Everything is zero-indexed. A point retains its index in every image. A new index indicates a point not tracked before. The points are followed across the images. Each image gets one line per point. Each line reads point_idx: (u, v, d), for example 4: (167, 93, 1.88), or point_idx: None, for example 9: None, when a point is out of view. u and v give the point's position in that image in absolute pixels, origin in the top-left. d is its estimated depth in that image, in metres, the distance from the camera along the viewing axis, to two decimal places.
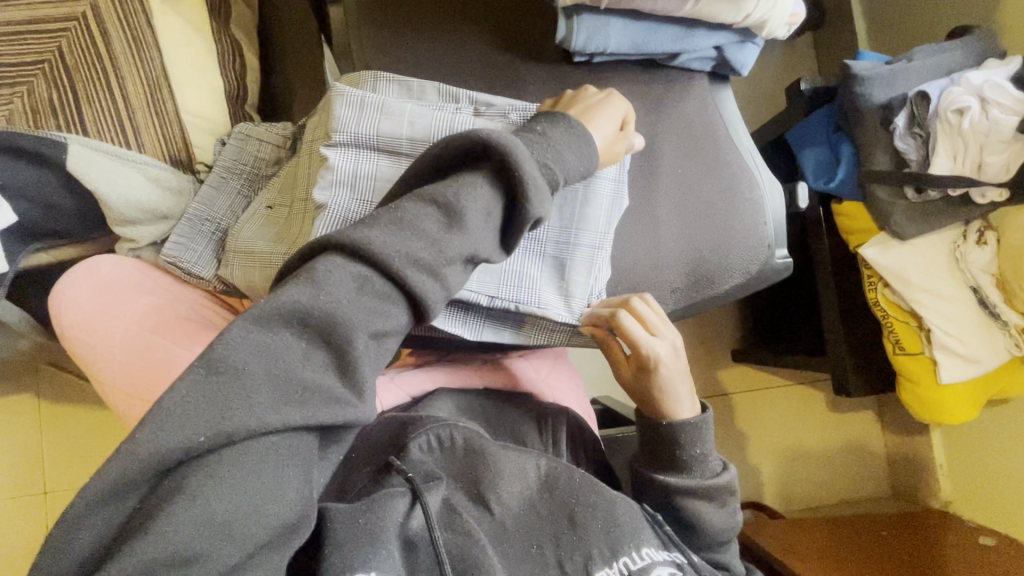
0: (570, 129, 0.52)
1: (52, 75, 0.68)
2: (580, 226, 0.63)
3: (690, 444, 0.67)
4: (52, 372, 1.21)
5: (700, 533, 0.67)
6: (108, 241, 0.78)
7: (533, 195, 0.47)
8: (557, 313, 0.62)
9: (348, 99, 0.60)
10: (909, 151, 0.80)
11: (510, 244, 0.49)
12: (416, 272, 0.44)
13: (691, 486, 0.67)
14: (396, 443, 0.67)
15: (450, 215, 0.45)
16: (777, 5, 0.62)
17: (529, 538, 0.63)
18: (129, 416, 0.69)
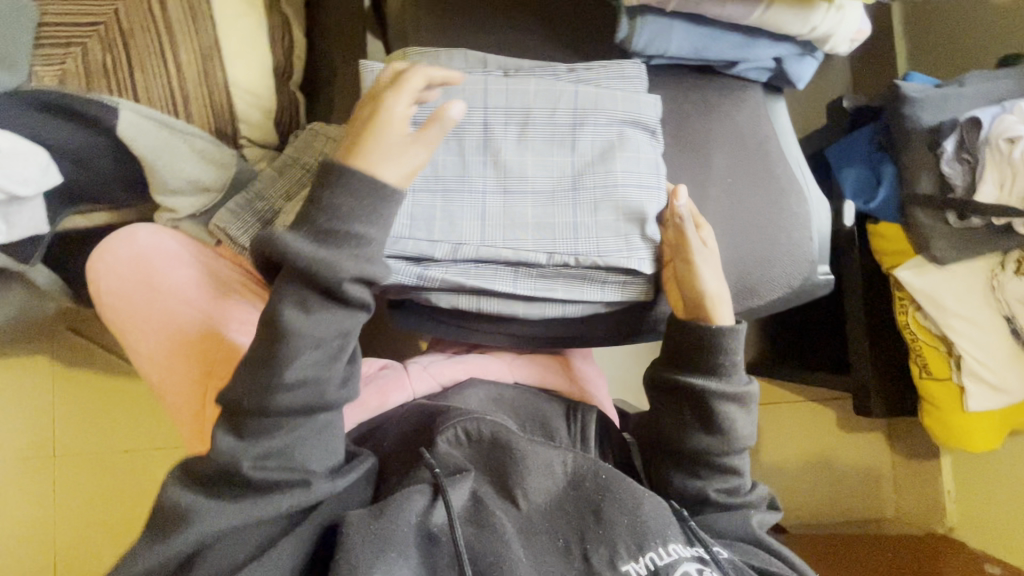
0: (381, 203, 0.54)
1: (107, 38, 0.67)
2: (632, 171, 0.63)
3: (721, 348, 0.65)
4: (72, 341, 1.21)
5: (726, 436, 0.66)
6: (148, 210, 0.78)
7: (336, 269, 0.53)
8: (621, 257, 0.62)
9: (376, 75, 0.62)
10: (954, 176, 0.80)
11: (355, 303, 0.56)
12: (280, 385, 0.55)
13: (719, 388, 0.66)
14: (426, 437, 0.67)
15: (280, 330, 0.54)
16: (843, 21, 0.62)
17: (555, 531, 0.62)
18: (161, 387, 0.70)
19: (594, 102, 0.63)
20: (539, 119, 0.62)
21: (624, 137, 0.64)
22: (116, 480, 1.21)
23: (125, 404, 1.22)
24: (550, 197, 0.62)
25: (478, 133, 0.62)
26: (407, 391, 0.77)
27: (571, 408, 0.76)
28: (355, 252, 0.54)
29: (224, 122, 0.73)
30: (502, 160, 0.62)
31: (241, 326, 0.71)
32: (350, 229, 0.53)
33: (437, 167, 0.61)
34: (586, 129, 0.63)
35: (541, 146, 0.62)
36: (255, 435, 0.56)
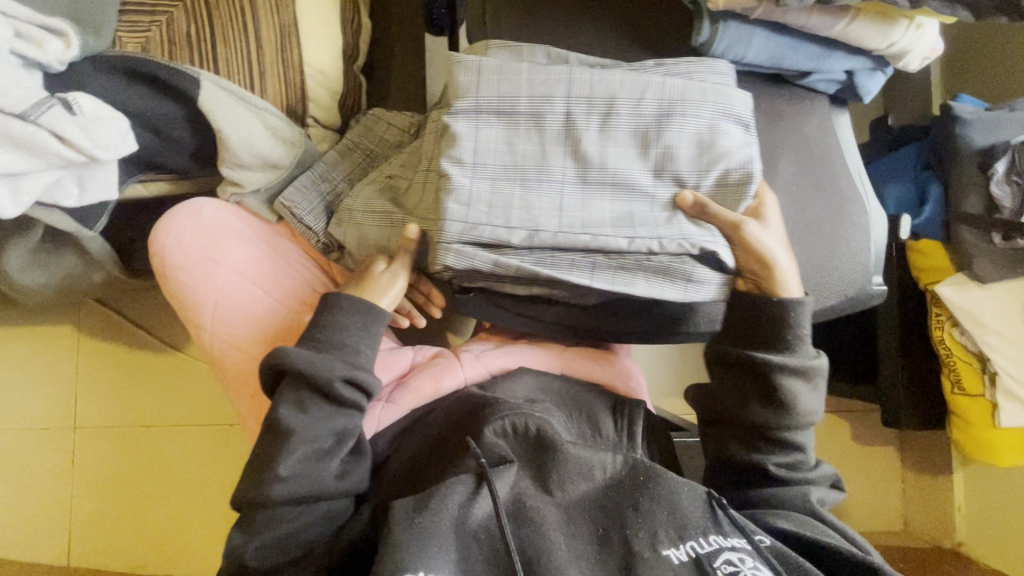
0: (368, 324, 0.66)
1: (193, 9, 0.67)
2: (720, 164, 0.59)
3: (789, 321, 0.65)
4: (99, 311, 1.18)
5: (790, 410, 0.66)
6: (209, 183, 0.77)
7: (328, 368, 0.62)
8: (705, 242, 0.60)
9: (463, 65, 0.60)
10: (1004, 198, 0.81)
11: (348, 404, 0.63)
12: (278, 479, 0.60)
13: (785, 363, 0.65)
14: (473, 427, 0.68)
15: (280, 431, 0.61)
16: (921, 38, 0.63)
17: (595, 522, 0.62)
18: (221, 362, 0.72)
19: (682, 95, 0.60)
20: (624, 109, 0.59)
21: (716, 130, 0.60)
22: (135, 456, 1.18)
23: (142, 377, 1.18)
24: (629, 189, 0.60)
25: (559, 123, 0.59)
26: (458, 378, 0.78)
27: (617, 405, 0.76)
28: (347, 357, 0.64)
29: (295, 100, 0.72)
30: (582, 151, 0.59)
31: (300, 307, 0.73)
32: (344, 342, 0.64)
33: (517, 157, 0.59)
34: (672, 122, 0.59)
35: (625, 137, 0.59)
36: (261, 528, 0.61)
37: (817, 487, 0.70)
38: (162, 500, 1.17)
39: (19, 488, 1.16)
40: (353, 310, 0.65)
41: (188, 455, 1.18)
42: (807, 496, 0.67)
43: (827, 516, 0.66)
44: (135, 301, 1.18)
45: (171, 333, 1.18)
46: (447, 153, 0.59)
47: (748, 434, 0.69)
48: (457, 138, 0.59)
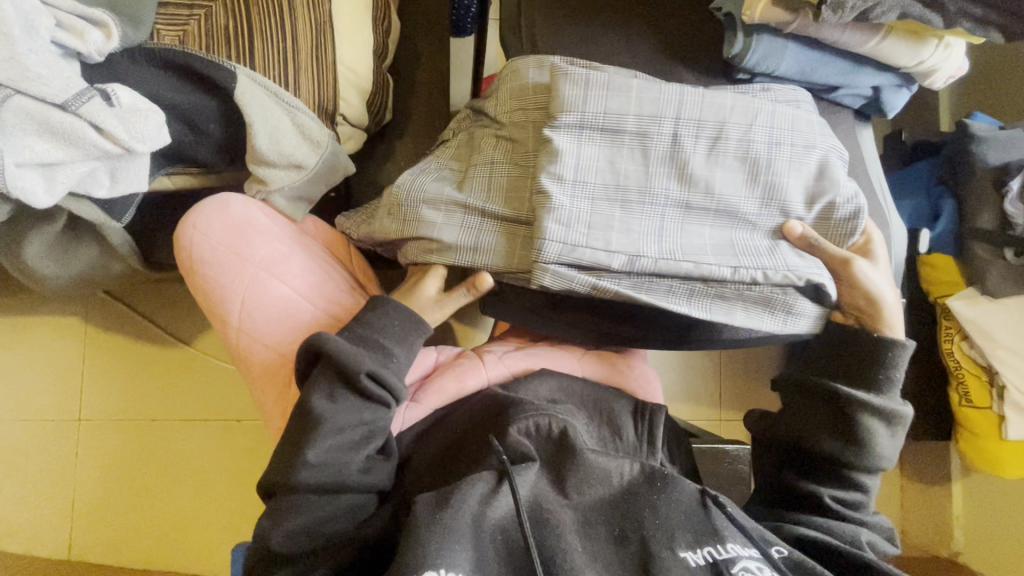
0: (402, 327, 0.68)
1: (231, 4, 0.67)
2: (826, 198, 0.61)
3: (882, 361, 0.67)
4: (109, 304, 1.17)
5: (866, 449, 0.66)
6: (235, 178, 0.77)
7: (358, 358, 0.64)
8: (814, 274, 0.61)
9: (570, 78, 0.61)
10: (1018, 215, 0.82)
11: (371, 396, 0.65)
12: (309, 465, 0.62)
13: (870, 400, 0.66)
14: (497, 426, 0.68)
15: (311, 418, 0.63)
16: (949, 56, 0.65)
17: (612, 523, 0.61)
18: (247, 358, 0.72)
19: (791, 126, 0.62)
20: (730, 137, 0.61)
21: (824, 165, 0.62)
22: (141, 448, 1.17)
23: (150, 370, 1.17)
24: (732, 216, 0.62)
25: (666, 144, 0.61)
26: (481, 379, 0.78)
27: (639, 405, 0.76)
28: (378, 357, 0.66)
29: (328, 98, 0.72)
30: (688, 174, 0.61)
31: (326, 306, 0.73)
32: (379, 340, 0.66)
33: (619, 175, 0.61)
34: (782, 151, 0.61)
35: (731, 163, 0.61)
36: (288, 514, 0.61)
37: (872, 534, 0.67)
38: (168, 493, 1.16)
39: (22, 479, 1.15)
40: (393, 315, 0.68)
41: (196, 449, 1.17)
42: (860, 539, 0.65)
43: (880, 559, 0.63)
44: (147, 295, 1.17)
45: (183, 328, 1.17)
46: (548, 168, 0.60)
47: (813, 467, 0.69)
48: (560, 153, 0.60)
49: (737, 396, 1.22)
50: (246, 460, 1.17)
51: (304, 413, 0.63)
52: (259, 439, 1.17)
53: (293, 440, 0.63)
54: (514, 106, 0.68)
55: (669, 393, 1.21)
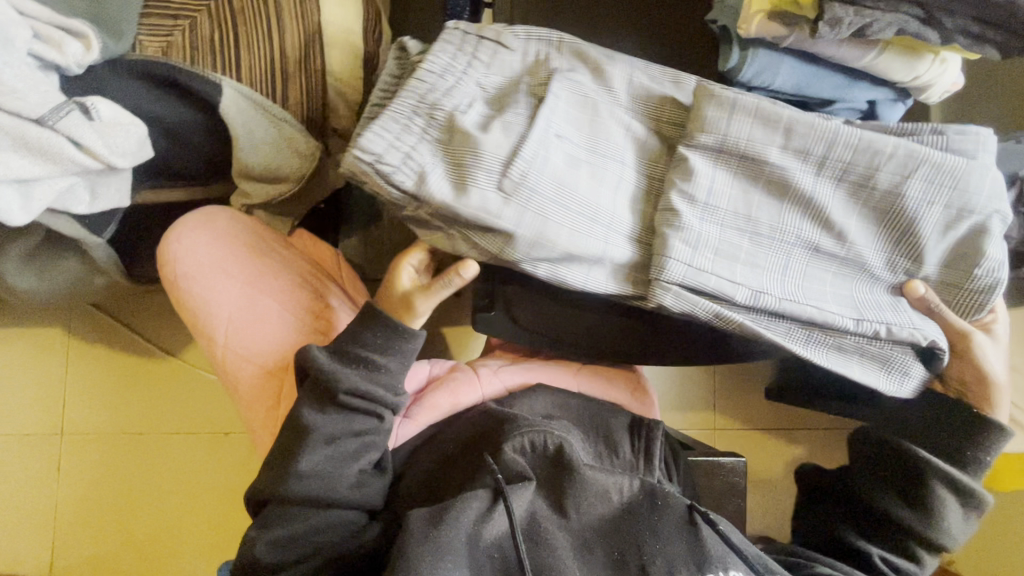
0: (390, 334, 0.65)
1: (216, 14, 0.66)
2: (965, 263, 0.60)
3: (976, 440, 0.66)
4: (94, 315, 1.14)
5: (933, 519, 0.65)
6: (222, 189, 0.75)
7: (339, 374, 0.63)
8: (936, 338, 0.61)
9: (716, 100, 0.59)
10: (1012, 229, 0.82)
11: (357, 409, 0.64)
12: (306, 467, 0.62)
13: (949, 471, 0.65)
14: (491, 443, 0.66)
15: (302, 429, 0.63)
16: (945, 72, 0.64)
17: (610, 546, 0.60)
18: (232, 376, 0.70)
19: (953, 181, 0.58)
20: (883, 182, 0.59)
21: (979, 230, 0.59)
22: (125, 462, 1.14)
23: (136, 384, 1.14)
24: (858, 269, 0.62)
25: (809, 184, 0.60)
26: (475, 395, 0.76)
27: (635, 421, 0.74)
28: (363, 370, 0.64)
29: (316, 110, 0.71)
30: (824, 217, 0.61)
31: (313, 320, 0.72)
32: (363, 353, 0.64)
33: (752, 209, 0.61)
34: (933, 211, 0.59)
35: (869, 210, 0.61)
36: (277, 522, 0.61)
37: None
38: (153, 508, 1.14)
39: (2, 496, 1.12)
40: (378, 329, 0.65)
41: (184, 463, 1.14)
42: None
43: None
44: (134, 306, 1.14)
45: (171, 340, 1.15)
46: (681, 187, 0.60)
47: (873, 526, 0.69)
48: (694, 173, 0.60)
49: (730, 405, 1.22)
50: (234, 474, 1.15)
51: (298, 425, 0.63)
52: (248, 452, 1.15)
53: (285, 452, 0.63)
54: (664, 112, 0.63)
55: (663, 403, 1.20)
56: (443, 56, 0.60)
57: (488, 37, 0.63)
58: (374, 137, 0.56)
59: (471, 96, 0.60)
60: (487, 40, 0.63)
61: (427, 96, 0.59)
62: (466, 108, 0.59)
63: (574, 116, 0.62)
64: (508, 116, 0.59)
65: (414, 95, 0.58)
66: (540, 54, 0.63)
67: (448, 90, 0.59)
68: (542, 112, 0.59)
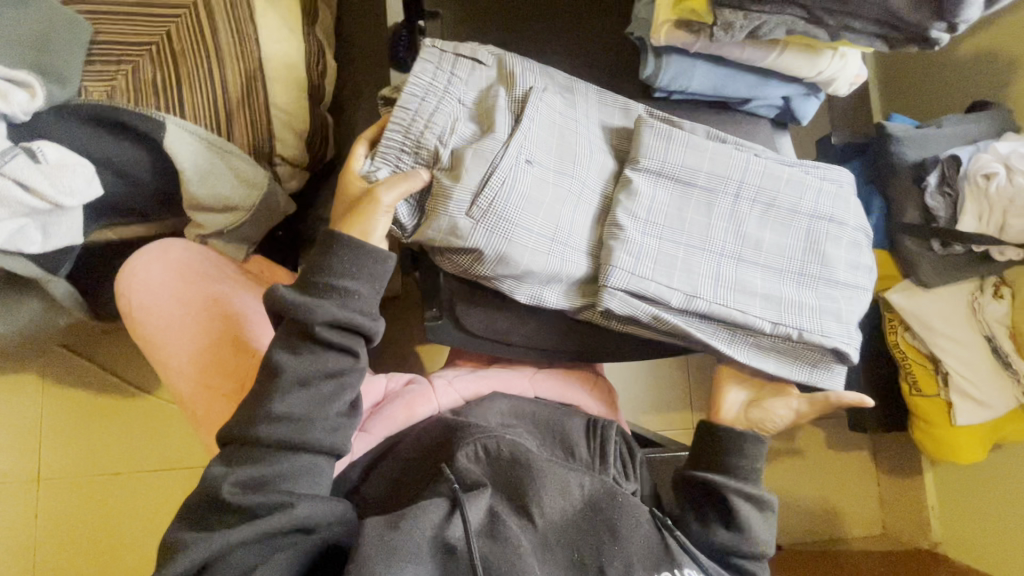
0: (359, 254, 0.60)
1: (157, 57, 0.69)
2: (856, 267, 0.69)
3: (739, 448, 0.70)
4: (65, 357, 1.15)
5: (745, 531, 0.66)
6: (176, 222, 0.78)
7: (312, 304, 0.59)
8: (843, 343, 0.66)
9: (654, 130, 0.66)
10: (938, 208, 0.88)
11: (336, 342, 0.60)
12: (281, 404, 0.59)
13: (736, 484, 0.68)
14: (446, 453, 0.67)
15: (274, 367, 0.60)
16: (847, 66, 0.69)
17: (571, 545, 0.61)
18: (189, 403, 0.71)
19: (831, 198, 0.70)
20: (783, 204, 0.68)
21: (857, 239, 0.70)
22: (101, 503, 1.13)
23: (114, 422, 1.15)
24: (778, 273, 0.67)
25: (728, 203, 0.67)
26: (431, 407, 0.77)
27: (591, 422, 0.75)
28: (337, 300, 0.60)
29: (261, 140, 0.74)
30: (743, 231, 0.67)
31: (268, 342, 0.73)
32: (333, 281, 0.60)
33: (686, 221, 0.66)
34: (823, 224, 0.69)
35: (779, 223, 0.68)
36: (246, 463, 0.58)
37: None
38: (132, 545, 1.13)
39: None
40: (347, 256, 0.60)
41: (162, 499, 1.14)
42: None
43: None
44: (106, 345, 1.16)
45: (144, 377, 1.16)
46: (623, 204, 0.64)
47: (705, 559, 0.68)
48: (637, 191, 0.64)
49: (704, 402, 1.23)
50: None
51: (268, 365, 0.60)
52: None
53: (252, 403, 0.60)
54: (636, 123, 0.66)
55: (636, 406, 1.21)
56: (424, 76, 0.61)
57: (463, 56, 0.64)
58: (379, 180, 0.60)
59: (453, 117, 0.61)
60: (465, 57, 0.64)
61: (412, 130, 0.60)
62: (450, 135, 0.60)
63: (513, 124, 0.63)
64: (488, 141, 0.60)
65: (400, 128, 0.60)
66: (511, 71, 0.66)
67: (432, 116, 0.60)
68: (514, 135, 0.61)
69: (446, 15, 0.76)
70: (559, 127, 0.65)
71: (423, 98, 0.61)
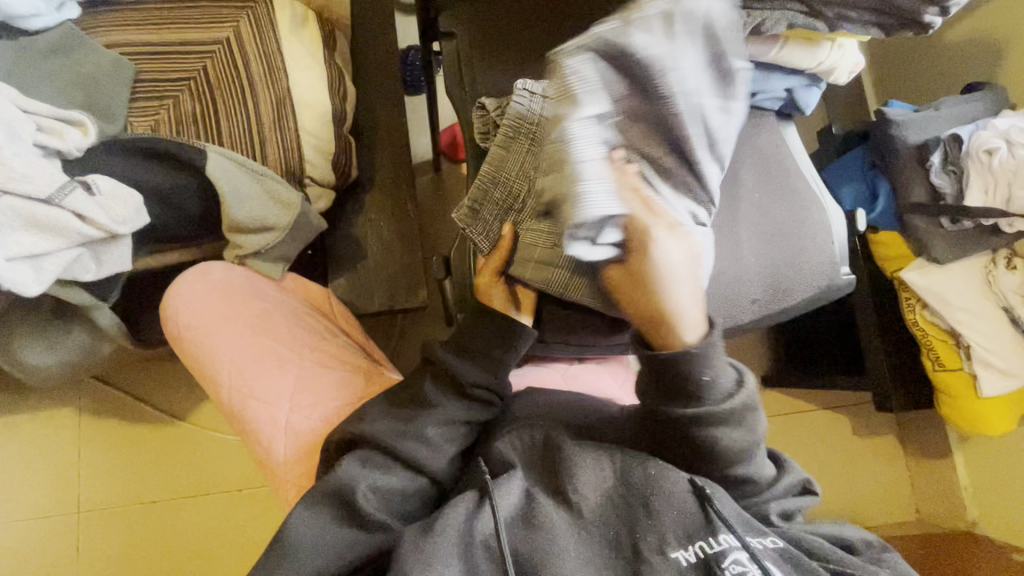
0: (501, 329, 0.68)
1: (195, 90, 0.74)
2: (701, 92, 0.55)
3: (691, 373, 0.56)
4: (98, 390, 1.13)
5: (723, 458, 0.60)
6: (215, 247, 0.82)
7: (462, 370, 0.68)
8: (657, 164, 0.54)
9: None
10: (944, 186, 0.91)
11: (483, 401, 0.69)
12: (416, 428, 0.65)
13: (700, 417, 0.58)
14: (485, 446, 0.68)
15: (422, 403, 0.67)
16: (845, 55, 0.73)
17: (607, 525, 0.57)
18: (237, 417, 0.72)
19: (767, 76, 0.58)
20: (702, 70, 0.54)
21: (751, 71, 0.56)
22: (139, 534, 1.10)
23: (144, 452, 1.13)
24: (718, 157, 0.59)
25: None
26: None
27: None
28: (480, 364, 0.68)
29: (293, 163, 0.78)
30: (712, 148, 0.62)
31: (313, 352, 0.76)
32: (479, 348, 0.69)
33: None
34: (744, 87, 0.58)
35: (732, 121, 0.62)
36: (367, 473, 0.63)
37: (781, 500, 0.64)
38: None
39: None
40: (491, 325, 0.69)
41: (200, 527, 1.12)
42: (766, 517, 0.62)
43: (812, 543, 0.59)
44: (134, 374, 1.14)
45: (177, 404, 1.15)
46: None
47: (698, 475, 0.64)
48: None
49: None
50: (253, 531, 1.12)
51: (417, 401, 0.68)
52: (260, 509, 1.13)
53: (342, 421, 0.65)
54: None
55: None
56: (516, 115, 0.68)
57: (552, 87, 0.69)
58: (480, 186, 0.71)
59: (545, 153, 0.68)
60: (554, 87, 0.69)
61: (506, 169, 0.69)
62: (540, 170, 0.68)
63: None
64: None
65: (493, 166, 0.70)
66: None
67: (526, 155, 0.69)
68: None
69: (460, 34, 0.81)
70: None
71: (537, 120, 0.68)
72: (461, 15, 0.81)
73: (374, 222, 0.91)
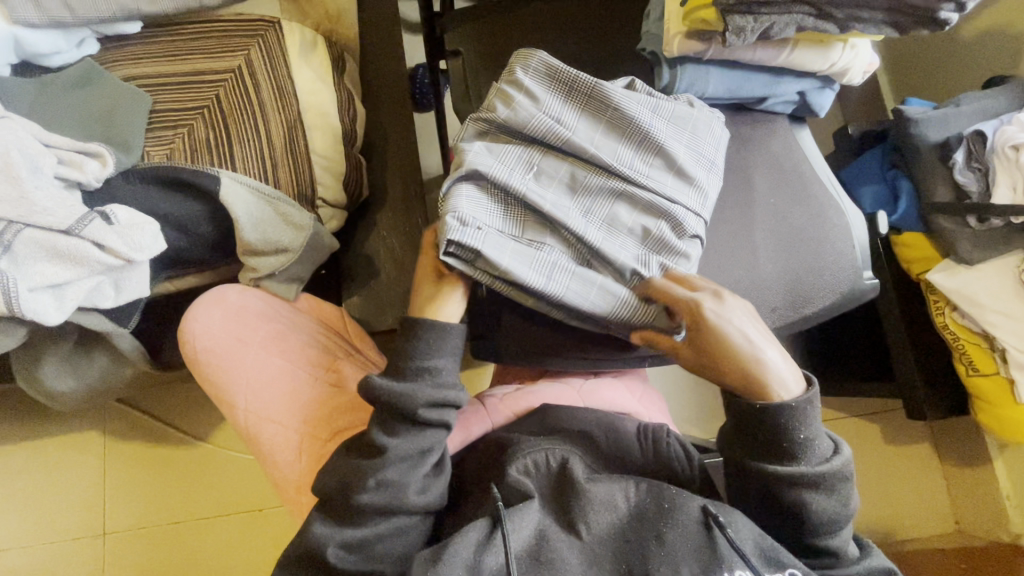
0: (441, 339, 0.63)
1: (208, 117, 0.76)
2: (624, 131, 0.66)
3: (786, 428, 0.59)
4: (122, 412, 1.15)
5: (811, 527, 0.59)
6: (230, 270, 0.83)
7: (409, 394, 0.61)
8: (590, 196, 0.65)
9: (699, 154, 0.68)
10: (970, 184, 0.89)
11: (437, 424, 0.63)
12: (376, 478, 0.61)
13: (793, 472, 0.58)
14: (497, 472, 0.66)
15: (374, 449, 0.62)
16: (858, 55, 0.72)
17: (617, 557, 0.56)
18: (255, 440, 0.72)
19: (691, 128, 0.69)
20: (591, 135, 0.66)
21: (679, 109, 0.69)
22: (159, 555, 1.11)
23: (166, 474, 1.14)
24: (666, 175, 0.67)
25: (679, 169, 0.67)
26: (484, 423, 0.77)
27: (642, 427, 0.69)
28: (428, 381, 0.62)
29: (305, 185, 0.79)
30: (683, 169, 0.67)
31: (324, 373, 0.76)
32: (422, 367, 0.62)
33: (680, 202, 0.66)
34: (663, 110, 0.68)
35: (684, 137, 0.68)
36: (344, 526, 0.61)
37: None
38: None
39: None
40: (432, 337, 0.63)
41: (218, 548, 1.12)
42: None
43: None
44: (157, 396, 1.16)
45: (199, 425, 1.16)
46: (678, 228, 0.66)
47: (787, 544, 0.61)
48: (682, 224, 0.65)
49: None
50: (273, 551, 1.12)
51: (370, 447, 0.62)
52: (281, 529, 1.13)
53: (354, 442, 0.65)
54: (701, 139, 0.69)
55: (683, 414, 1.20)
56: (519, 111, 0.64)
57: (558, 86, 0.66)
58: (468, 204, 0.61)
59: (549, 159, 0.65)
60: (559, 87, 0.66)
61: (507, 165, 0.64)
62: (539, 174, 0.65)
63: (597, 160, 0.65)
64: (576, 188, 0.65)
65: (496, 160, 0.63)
66: (601, 94, 0.66)
67: (527, 156, 0.65)
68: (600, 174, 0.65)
69: (466, 52, 0.82)
70: (649, 147, 0.66)
71: (523, 131, 0.65)
72: (468, 35, 0.82)
73: (386, 238, 0.91)
